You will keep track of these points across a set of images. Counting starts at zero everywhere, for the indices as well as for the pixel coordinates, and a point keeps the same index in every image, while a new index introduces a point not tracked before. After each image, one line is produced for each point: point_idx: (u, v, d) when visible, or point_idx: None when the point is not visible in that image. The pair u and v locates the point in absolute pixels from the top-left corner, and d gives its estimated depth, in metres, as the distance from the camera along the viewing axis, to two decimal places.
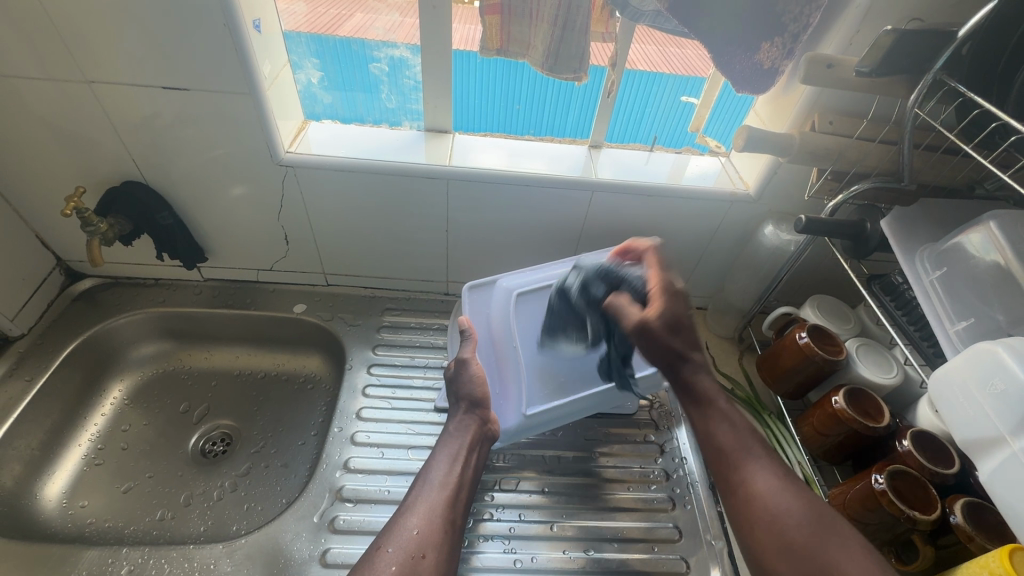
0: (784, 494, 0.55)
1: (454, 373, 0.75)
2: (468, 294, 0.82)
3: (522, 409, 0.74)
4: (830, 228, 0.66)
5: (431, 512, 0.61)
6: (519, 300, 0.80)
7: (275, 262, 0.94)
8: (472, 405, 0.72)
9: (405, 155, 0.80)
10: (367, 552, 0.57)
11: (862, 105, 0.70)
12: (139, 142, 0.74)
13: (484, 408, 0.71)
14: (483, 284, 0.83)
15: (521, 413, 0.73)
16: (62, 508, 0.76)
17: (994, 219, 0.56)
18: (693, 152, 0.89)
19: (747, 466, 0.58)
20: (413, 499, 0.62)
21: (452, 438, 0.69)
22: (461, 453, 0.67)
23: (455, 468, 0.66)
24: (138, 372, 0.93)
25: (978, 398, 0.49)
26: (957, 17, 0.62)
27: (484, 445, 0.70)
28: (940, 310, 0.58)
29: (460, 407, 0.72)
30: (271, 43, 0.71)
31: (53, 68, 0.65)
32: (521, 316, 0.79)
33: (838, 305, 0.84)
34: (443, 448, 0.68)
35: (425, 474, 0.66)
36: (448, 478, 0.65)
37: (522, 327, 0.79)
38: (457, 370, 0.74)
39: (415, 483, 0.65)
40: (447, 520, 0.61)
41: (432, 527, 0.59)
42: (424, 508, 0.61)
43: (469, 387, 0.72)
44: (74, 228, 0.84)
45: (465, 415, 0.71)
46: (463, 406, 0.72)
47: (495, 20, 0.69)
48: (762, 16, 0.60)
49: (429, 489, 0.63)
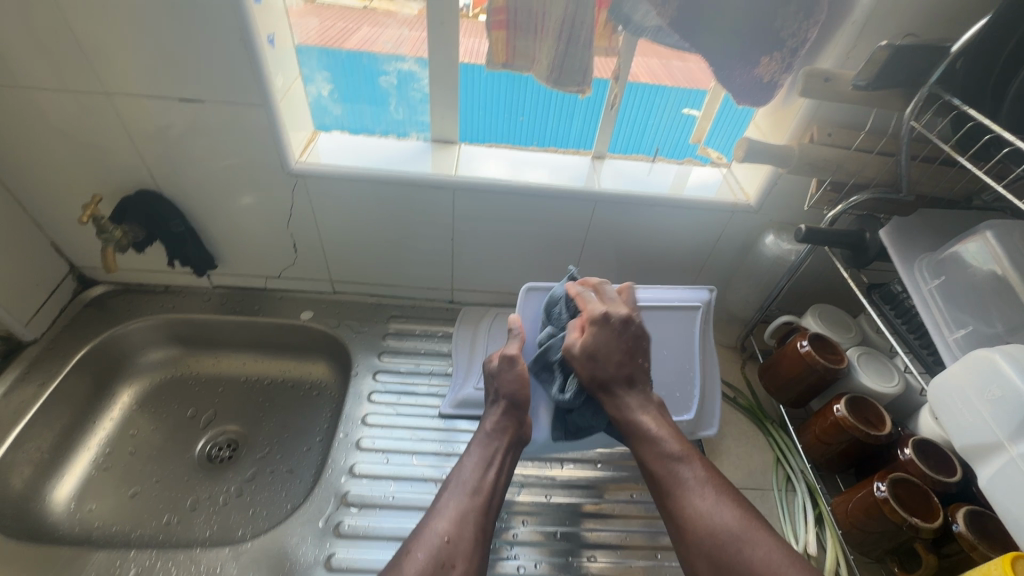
0: (720, 509, 0.56)
1: (497, 368, 0.70)
2: (525, 294, 0.78)
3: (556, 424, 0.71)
4: (831, 238, 0.67)
5: (461, 519, 0.59)
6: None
7: (284, 269, 0.95)
8: (511, 405, 0.68)
9: (413, 164, 0.82)
10: (395, 557, 0.56)
11: (859, 118, 0.72)
12: (153, 152, 0.76)
13: (522, 411, 0.68)
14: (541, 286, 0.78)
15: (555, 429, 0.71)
16: (70, 511, 0.77)
17: (991, 228, 0.57)
18: (694, 163, 0.91)
19: (683, 493, 0.58)
20: (443, 503, 0.61)
21: (483, 442, 0.67)
22: (493, 457, 0.66)
23: (488, 473, 0.64)
24: (146, 378, 0.94)
25: (977, 406, 0.49)
26: (951, 33, 0.64)
27: (518, 449, 0.68)
28: (938, 318, 0.59)
29: (499, 404, 0.69)
30: (284, 57, 0.74)
31: (74, 81, 0.67)
32: None
33: (839, 314, 0.85)
34: (476, 451, 0.66)
35: (457, 474, 0.65)
36: (483, 481, 0.63)
37: None
38: (501, 365, 0.70)
39: (444, 487, 0.64)
40: (478, 528, 0.59)
41: (463, 534, 0.58)
42: (453, 512, 0.60)
43: (506, 384, 0.68)
44: (88, 235, 0.86)
45: (503, 415, 0.68)
46: (502, 406, 0.68)
47: (501, 35, 0.71)
48: (760, 32, 0.61)
49: (460, 493, 0.62)
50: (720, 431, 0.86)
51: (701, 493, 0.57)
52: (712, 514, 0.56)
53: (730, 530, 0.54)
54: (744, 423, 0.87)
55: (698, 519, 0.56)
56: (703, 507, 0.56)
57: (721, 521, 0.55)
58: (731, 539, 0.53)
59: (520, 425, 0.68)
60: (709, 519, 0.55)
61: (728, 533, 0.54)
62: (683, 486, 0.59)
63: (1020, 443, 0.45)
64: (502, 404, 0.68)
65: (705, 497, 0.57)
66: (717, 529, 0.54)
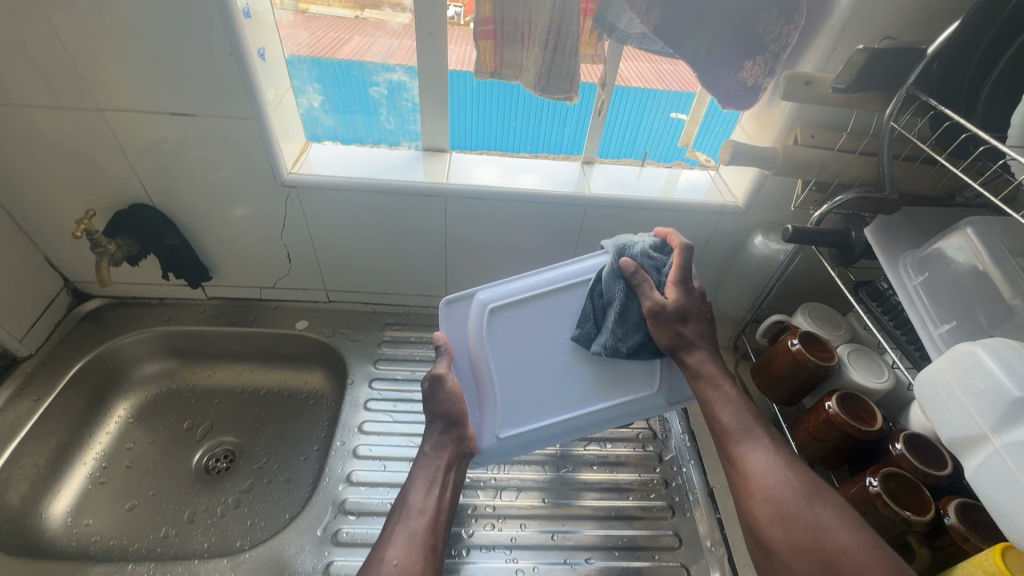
0: (780, 471, 0.57)
1: (429, 390, 0.68)
2: (444, 309, 0.72)
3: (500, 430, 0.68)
4: (816, 237, 0.68)
5: (411, 542, 0.59)
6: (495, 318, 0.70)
7: (278, 279, 0.96)
8: (447, 424, 0.67)
9: (405, 173, 0.83)
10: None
11: (841, 119, 0.73)
12: (146, 165, 0.76)
13: (461, 427, 0.67)
14: (460, 297, 0.73)
15: (497, 434, 0.68)
16: (67, 527, 0.77)
17: (971, 225, 0.58)
18: (683, 166, 0.92)
19: (744, 448, 0.60)
20: (391, 529, 0.61)
21: (427, 463, 0.66)
22: (434, 475, 0.65)
23: (433, 493, 0.64)
24: (142, 391, 0.94)
25: (961, 398, 0.50)
26: (927, 35, 0.65)
27: (463, 462, 0.67)
28: (924, 314, 0.59)
29: (434, 427, 0.67)
30: (275, 69, 0.75)
31: (66, 97, 0.68)
32: (500, 337, 0.70)
33: (828, 312, 0.86)
34: (415, 475, 0.66)
35: (404, 499, 0.65)
36: (416, 501, 0.64)
37: (501, 348, 0.70)
38: (432, 386, 0.68)
39: (391, 514, 0.64)
40: (428, 547, 0.60)
41: (412, 556, 0.58)
42: (404, 536, 0.60)
43: (440, 405, 0.67)
44: (82, 249, 0.86)
45: (441, 435, 0.67)
46: (439, 426, 0.67)
47: (489, 45, 0.72)
48: (742, 37, 0.63)
49: (406, 518, 0.62)
50: None
51: (763, 454, 0.59)
52: (777, 473, 0.57)
53: (790, 490, 0.55)
54: None
55: (756, 480, 0.57)
56: (764, 464, 0.58)
57: (782, 481, 0.56)
58: (788, 497, 0.55)
59: (460, 442, 0.66)
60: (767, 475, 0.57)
61: (787, 493, 0.55)
62: (744, 447, 0.60)
63: (1004, 433, 0.46)
64: (439, 426, 0.67)
65: (768, 458, 0.58)
66: (775, 486, 0.56)
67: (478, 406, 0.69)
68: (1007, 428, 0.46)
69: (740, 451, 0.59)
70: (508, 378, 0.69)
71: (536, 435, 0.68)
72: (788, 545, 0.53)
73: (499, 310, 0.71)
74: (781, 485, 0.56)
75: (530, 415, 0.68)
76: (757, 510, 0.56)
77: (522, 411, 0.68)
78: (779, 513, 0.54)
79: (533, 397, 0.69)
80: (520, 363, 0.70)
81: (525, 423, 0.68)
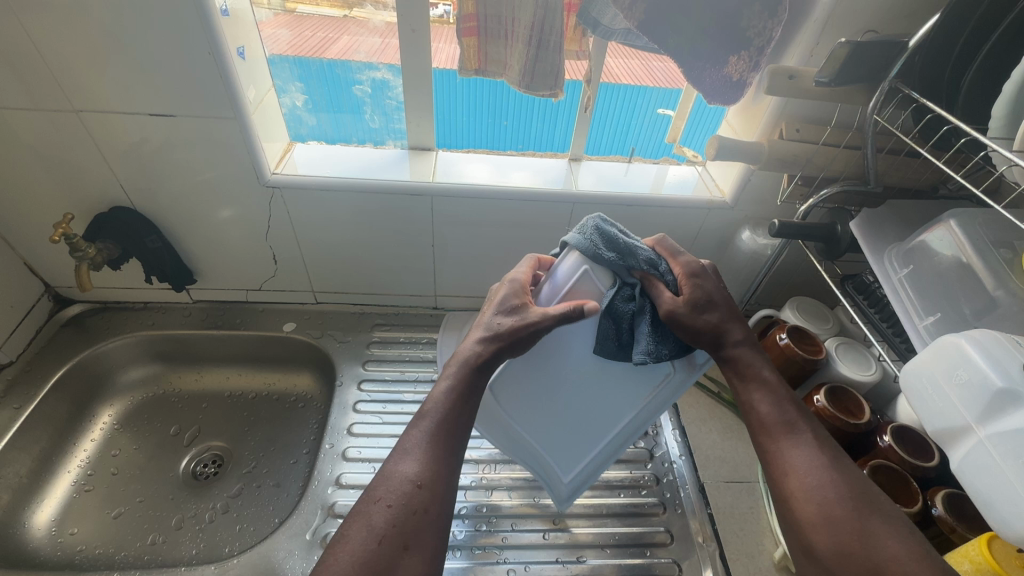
0: (820, 470, 0.49)
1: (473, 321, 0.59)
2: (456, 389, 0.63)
3: (565, 478, 0.67)
4: (802, 231, 0.68)
5: (433, 455, 0.48)
6: (512, 395, 0.62)
7: (264, 282, 0.95)
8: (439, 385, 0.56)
9: (390, 172, 0.82)
10: (357, 505, 0.46)
11: (825, 113, 0.74)
12: (125, 167, 0.75)
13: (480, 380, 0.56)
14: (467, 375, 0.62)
15: (564, 481, 0.68)
16: (52, 536, 0.75)
17: (954, 217, 0.59)
18: (671, 162, 0.92)
19: (780, 448, 0.51)
20: (412, 438, 0.50)
21: (465, 376, 0.54)
22: (468, 390, 0.54)
23: (461, 408, 0.52)
24: (128, 397, 0.93)
25: (945, 390, 0.50)
26: (909, 28, 0.66)
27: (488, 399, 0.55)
28: (909, 306, 0.60)
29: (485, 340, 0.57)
30: (256, 68, 0.74)
31: (41, 99, 0.66)
32: (524, 407, 0.63)
33: (817, 306, 0.86)
34: (451, 372, 0.55)
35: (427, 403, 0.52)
36: (447, 411, 0.51)
37: (530, 415, 0.63)
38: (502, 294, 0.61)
39: (413, 420, 0.51)
40: (452, 469, 0.48)
41: (436, 474, 0.47)
42: (429, 448, 0.49)
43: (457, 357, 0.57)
44: (62, 254, 0.85)
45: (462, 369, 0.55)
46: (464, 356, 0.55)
47: (472, 41, 0.71)
48: (727, 31, 0.63)
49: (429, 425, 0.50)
50: (705, 426, 0.87)
51: (807, 454, 0.50)
52: (814, 474, 0.49)
53: (835, 491, 0.47)
54: (728, 417, 0.89)
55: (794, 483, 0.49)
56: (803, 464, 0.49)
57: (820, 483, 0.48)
58: (831, 502, 0.47)
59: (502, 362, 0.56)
60: (809, 474, 0.49)
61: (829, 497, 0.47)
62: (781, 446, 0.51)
63: (988, 424, 0.46)
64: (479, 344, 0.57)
65: (809, 457, 0.50)
66: (814, 489, 0.48)
67: (534, 463, 0.67)
68: (991, 419, 0.46)
69: (779, 445, 0.51)
70: (545, 433, 0.65)
71: (594, 469, 0.67)
72: (834, 554, 0.45)
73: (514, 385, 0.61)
74: (826, 487, 0.48)
75: (585, 453, 0.66)
76: (801, 511, 0.48)
77: (576, 452, 0.66)
78: (823, 515, 0.46)
79: (576, 436, 0.65)
80: (553, 417, 0.64)
81: (584, 462, 0.66)
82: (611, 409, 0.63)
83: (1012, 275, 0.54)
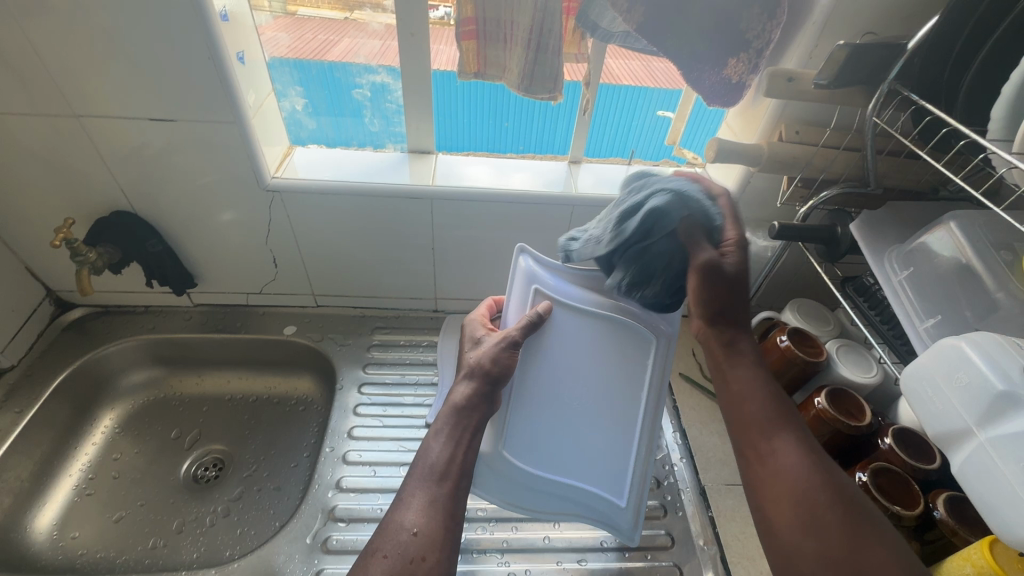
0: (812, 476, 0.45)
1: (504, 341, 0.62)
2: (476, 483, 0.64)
3: (619, 501, 0.67)
4: (803, 233, 0.68)
5: (431, 507, 0.50)
6: (530, 454, 0.65)
7: (265, 285, 0.95)
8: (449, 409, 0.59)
9: (390, 175, 0.82)
10: (360, 559, 0.47)
11: (824, 115, 0.74)
12: (126, 172, 0.75)
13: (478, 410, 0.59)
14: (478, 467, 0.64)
15: (620, 505, 0.67)
16: (52, 540, 0.75)
17: (954, 218, 0.59)
18: (671, 164, 0.92)
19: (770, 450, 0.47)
20: (410, 489, 0.52)
21: (451, 412, 0.58)
22: (462, 435, 0.57)
23: (457, 454, 0.55)
24: (129, 400, 0.93)
25: (947, 393, 0.50)
26: (908, 30, 0.66)
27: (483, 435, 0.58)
28: (910, 308, 0.59)
29: (472, 378, 0.60)
30: (255, 72, 0.74)
31: (42, 104, 0.67)
32: (545, 457, 0.65)
33: (817, 308, 0.86)
34: (440, 430, 0.57)
35: (422, 452, 0.55)
36: (441, 462, 0.54)
37: (554, 464, 0.65)
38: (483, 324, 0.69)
39: (410, 472, 0.54)
40: (450, 514, 0.50)
41: (433, 523, 0.49)
42: (425, 501, 0.51)
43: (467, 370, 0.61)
44: (63, 257, 0.85)
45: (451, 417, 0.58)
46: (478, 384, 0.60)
47: (471, 45, 0.71)
48: (726, 34, 0.63)
49: (425, 478, 0.53)
50: (706, 430, 0.87)
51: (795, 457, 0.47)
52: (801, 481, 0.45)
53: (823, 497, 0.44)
54: None
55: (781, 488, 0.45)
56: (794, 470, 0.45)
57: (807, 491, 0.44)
58: (821, 511, 0.43)
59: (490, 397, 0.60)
60: (795, 486, 0.45)
61: (822, 506, 0.43)
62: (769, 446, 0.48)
63: (990, 428, 0.46)
64: (479, 378, 0.60)
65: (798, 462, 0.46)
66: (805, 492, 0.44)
67: (585, 509, 0.66)
68: (992, 423, 0.46)
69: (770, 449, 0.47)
70: (579, 473, 0.66)
71: (638, 477, 0.67)
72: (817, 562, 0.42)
73: (525, 442, 0.65)
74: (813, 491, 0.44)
75: (617, 472, 0.67)
76: (787, 520, 0.44)
77: (610, 475, 0.67)
78: (805, 520, 0.43)
79: (598, 457, 0.67)
80: (577, 454, 0.66)
81: (625, 479, 0.67)
82: (612, 424, 0.67)
83: (1013, 276, 0.54)
